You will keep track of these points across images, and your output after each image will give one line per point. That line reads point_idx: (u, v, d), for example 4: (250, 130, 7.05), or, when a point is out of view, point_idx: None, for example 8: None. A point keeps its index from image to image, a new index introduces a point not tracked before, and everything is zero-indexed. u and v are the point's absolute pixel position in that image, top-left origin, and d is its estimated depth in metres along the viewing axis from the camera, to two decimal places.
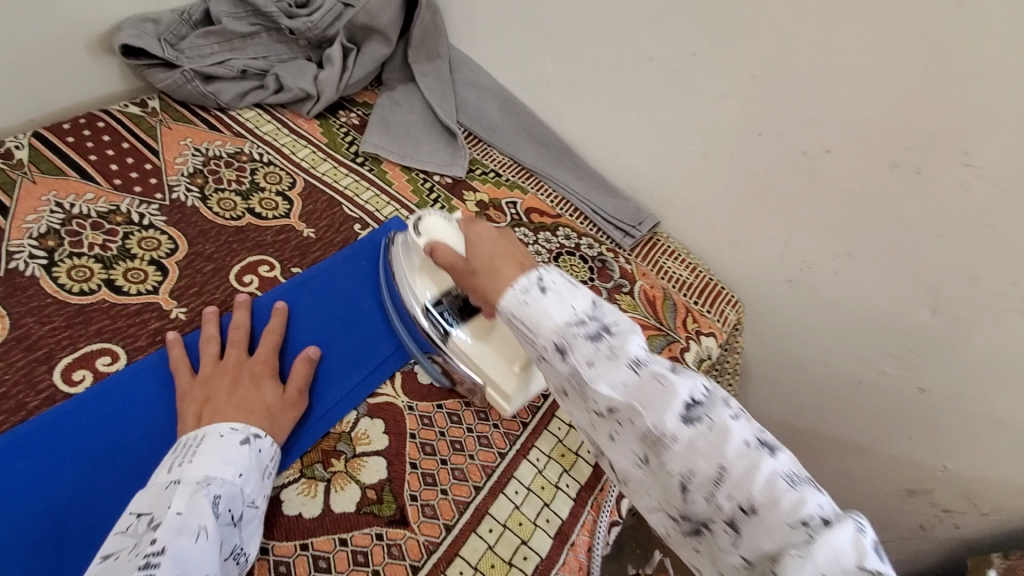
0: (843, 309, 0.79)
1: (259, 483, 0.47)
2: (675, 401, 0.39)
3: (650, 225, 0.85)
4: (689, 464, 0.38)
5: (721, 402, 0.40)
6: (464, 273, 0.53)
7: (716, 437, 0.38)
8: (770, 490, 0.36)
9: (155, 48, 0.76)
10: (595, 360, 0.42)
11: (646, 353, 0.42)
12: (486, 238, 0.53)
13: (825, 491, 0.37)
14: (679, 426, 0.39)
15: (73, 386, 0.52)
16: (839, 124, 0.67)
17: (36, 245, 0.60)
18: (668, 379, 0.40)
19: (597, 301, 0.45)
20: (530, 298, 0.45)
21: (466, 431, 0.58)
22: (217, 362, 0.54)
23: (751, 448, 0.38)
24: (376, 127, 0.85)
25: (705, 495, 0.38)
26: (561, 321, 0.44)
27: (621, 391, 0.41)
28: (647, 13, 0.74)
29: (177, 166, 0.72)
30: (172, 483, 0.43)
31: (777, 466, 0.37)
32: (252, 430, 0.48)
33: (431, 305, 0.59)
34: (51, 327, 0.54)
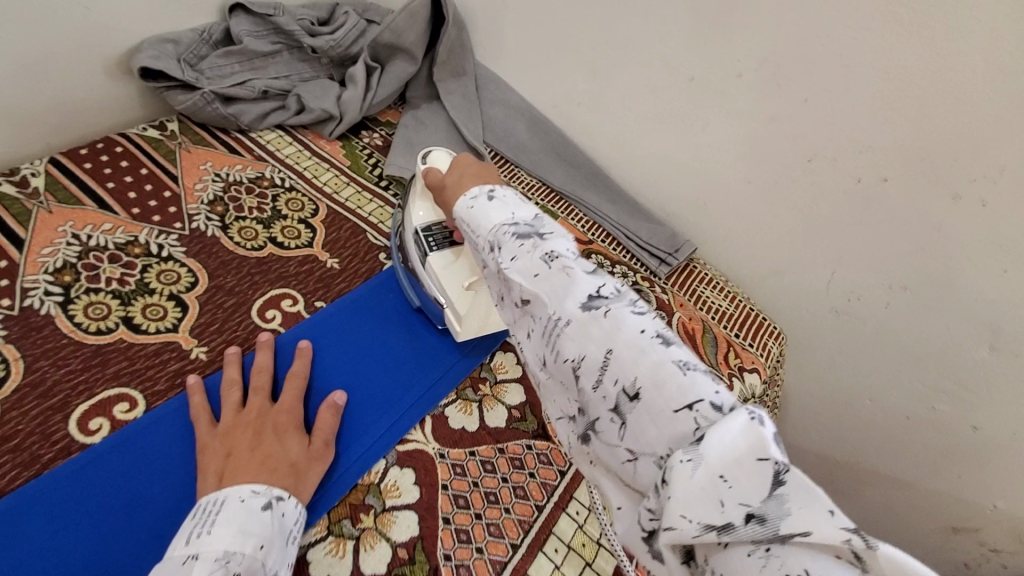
0: (894, 342, 0.74)
1: (282, 551, 0.43)
2: (577, 292, 0.40)
3: (688, 253, 0.81)
4: (582, 349, 0.39)
5: (625, 301, 0.40)
6: (439, 192, 0.57)
7: (611, 323, 0.39)
8: (655, 374, 0.36)
9: (175, 71, 0.73)
10: (517, 254, 0.43)
11: (568, 252, 0.44)
12: (464, 163, 0.56)
13: (722, 383, 0.35)
14: (578, 312, 0.40)
15: (88, 436, 0.49)
16: (898, 150, 0.63)
17: (52, 281, 0.57)
18: (575, 273, 0.41)
19: (539, 213, 0.47)
20: (476, 204, 0.49)
21: (501, 482, 0.54)
22: (238, 413, 0.51)
23: (644, 338, 0.38)
24: (400, 149, 0.81)
25: (596, 382, 0.38)
26: (497, 223, 0.47)
27: (532, 282, 0.42)
28: (688, 32, 0.71)
29: (197, 193, 0.69)
30: (189, 559, 0.39)
31: (669, 355, 0.36)
32: (275, 492, 0.45)
33: (420, 228, 0.61)
34: (67, 371, 0.52)
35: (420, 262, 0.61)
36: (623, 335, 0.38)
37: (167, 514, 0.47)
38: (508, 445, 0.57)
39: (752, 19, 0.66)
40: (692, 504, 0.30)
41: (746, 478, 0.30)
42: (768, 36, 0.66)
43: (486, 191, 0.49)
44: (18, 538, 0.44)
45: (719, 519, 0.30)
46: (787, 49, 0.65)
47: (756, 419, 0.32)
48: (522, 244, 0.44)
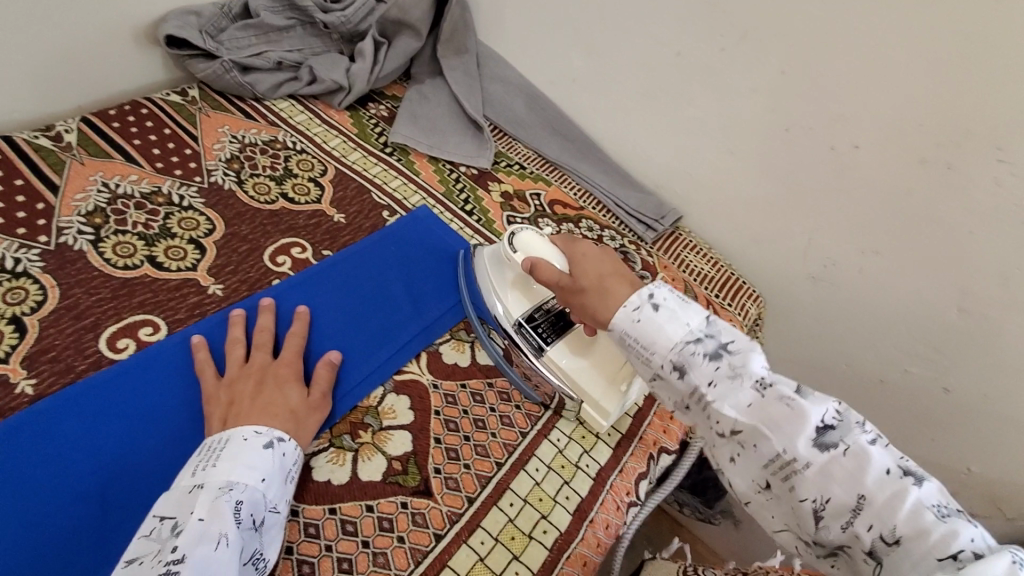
0: (869, 307, 0.79)
1: (281, 488, 0.47)
2: (806, 427, 0.43)
3: (672, 220, 0.86)
4: (824, 489, 0.42)
5: (856, 427, 0.43)
6: (567, 289, 0.56)
7: (854, 463, 0.41)
8: (915, 521, 0.38)
9: (196, 40, 0.79)
10: (717, 380, 0.46)
11: (768, 373, 0.46)
12: (590, 259, 0.57)
13: (976, 523, 0.38)
14: (814, 452, 0.42)
15: (117, 353, 0.54)
16: (868, 118, 0.68)
17: (84, 222, 0.63)
18: (798, 404, 0.43)
19: (711, 318, 0.49)
20: (644, 317, 0.50)
21: (489, 410, 0.59)
22: (242, 366, 0.55)
23: (892, 477, 0.40)
24: (405, 119, 0.87)
25: (842, 522, 0.41)
26: (678, 339, 0.48)
27: (748, 413, 0.45)
28: (679, 10, 0.75)
29: (215, 152, 0.75)
30: (195, 487, 0.44)
31: (922, 496, 0.39)
32: (276, 434, 0.49)
33: (523, 320, 0.60)
34: (98, 298, 0.57)
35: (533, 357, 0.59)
36: (868, 477, 0.40)
37: (188, 421, 0.53)
38: (496, 381, 0.62)
39: None
40: None
41: None
42: (753, 13, 0.70)
43: (651, 300, 0.50)
44: (56, 433, 0.49)
45: None
46: (769, 24, 0.69)
47: (1016, 561, 0.35)
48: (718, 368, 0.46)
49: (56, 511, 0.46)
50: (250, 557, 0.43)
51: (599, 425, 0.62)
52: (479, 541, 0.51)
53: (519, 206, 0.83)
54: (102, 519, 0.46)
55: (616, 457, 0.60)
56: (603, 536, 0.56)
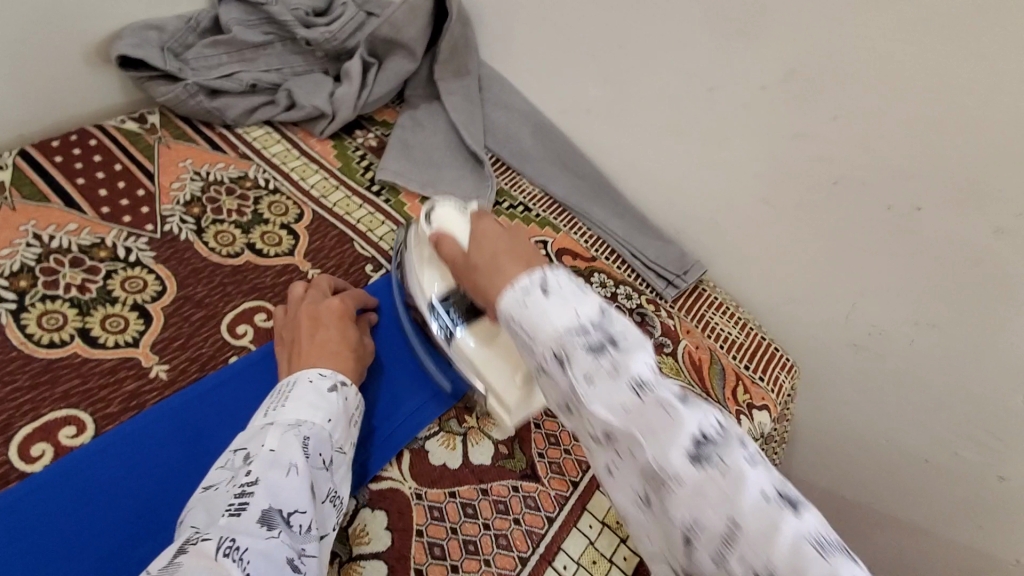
0: (920, 384, 0.68)
1: (344, 431, 0.47)
2: (681, 436, 0.32)
3: (697, 274, 0.76)
4: (693, 513, 0.31)
5: (737, 443, 0.33)
6: (462, 267, 0.48)
7: (732, 487, 0.30)
8: (794, 560, 0.28)
9: (156, 60, 0.69)
10: (595, 377, 0.35)
11: (653, 375, 0.35)
12: (492, 235, 0.47)
13: (860, 563, 0.29)
14: (686, 465, 0.32)
15: (30, 464, 0.45)
16: (935, 177, 0.58)
17: (6, 286, 0.53)
18: (676, 411, 0.33)
19: (605, 304, 0.38)
20: (529, 300, 0.38)
21: (482, 529, 0.49)
22: (298, 301, 0.55)
23: (770, 502, 0.30)
24: (394, 151, 0.77)
25: (713, 558, 0.31)
26: (559, 326, 0.37)
27: (621, 416, 0.34)
28: (711, 40, 0.65)
29: (173, 193, 0.65)
30: (266, 424, 0.42)
31: (804, 530, 0.29)
32: (340, 378, 0.49)
33: (438, 302, 0.54)
34: (13, 389, 0.48)
35: (443, 340, 0.54)
36: (748, 502, 0.30)
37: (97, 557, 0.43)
38: (493, 486, 0.52)
39: (785, 28, 0.60)
40: None
41: None
42: (802, 47, 0.60)
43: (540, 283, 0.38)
44: None
45: None
46: (819, 63, 0.59)
47: None
48: (600, 364, 0.35)
49: None
50: (324, 497, 0.42)
51: (613, 546, 0.52)
52: None
53: None
54: None
55: None
56: None
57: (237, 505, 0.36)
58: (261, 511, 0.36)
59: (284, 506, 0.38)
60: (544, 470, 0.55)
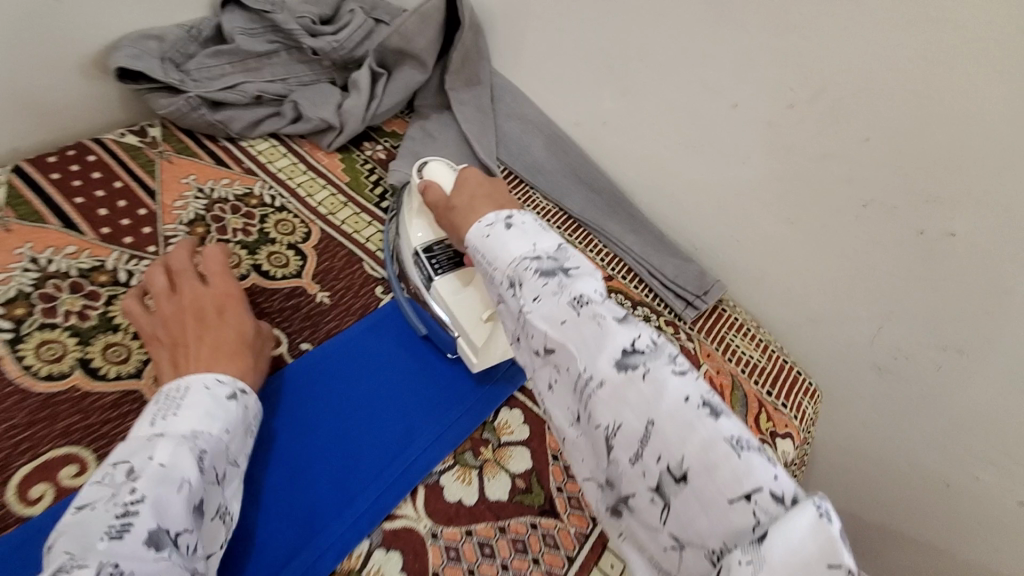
0: (946, 411, 0.66)
1: (242, 440, 0.45)
2: (609, 346, 0.37)
3: (717, 294, 0.73)
4: (617, 415, 0.35)
5: (665, 357, 0.37)
6: (442, 211, 0.54)
7: (651, 388, 0.35)
8: (704, 452, 0.32)
9: (157, 72, 0.66)
10: (540, 295, 0.41)
11: (597, 295, 0.41)
12: (473, 181, 0.54)
13: (776, 462, 0.32)
14: (611, 370, 0.36)
15: (28, 507, 0.43)
16: (972, 203, 0.55)
17: (2, 314, 0.51)
18: (607, 323, 0.38)
19: (562, 244, 0.45)
20: (493, 233, 0.46)
21: (500, 569, 0.47)
22: (171, 299, 0.51)
23: (688, 405, 0.34)
24: (404, 164, 0.74)
25: (630, 453, 0.34)
26: (517, 255, 0.44)
27: (558, 329, 0.39)
28: (734, 55, 0.63)
29: (175, 211, 0.62)
30: (155, 436, 0.40)
31: (721, 431, 0.33)
32: (241, 385, 0.47)
33: (421, 250, 0.58)
34: (10, 426, 0.45)
35: (421, 285, 0.57)
36: (664, 404, 0.34)
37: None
38: (510, 524, 0.50)
39: (813, 44, 0.58)
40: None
41: None
42: (831, 64, 0.57)
43: (504, 219, 0.46)
44: None
45: None
46: (849, 82, 0.57)
47: (817, 508, 0.29)
48: (545, 282, 0.41)
49: None
50: (214, 513, 0.41)
51: None
52: None
53: None
54: None
55: None
56: None
57: (120, 526, 0.35)
58: (147, 533, 0.35)
59: (173, 526, 0.36)
60: (563, 506, 0.53)
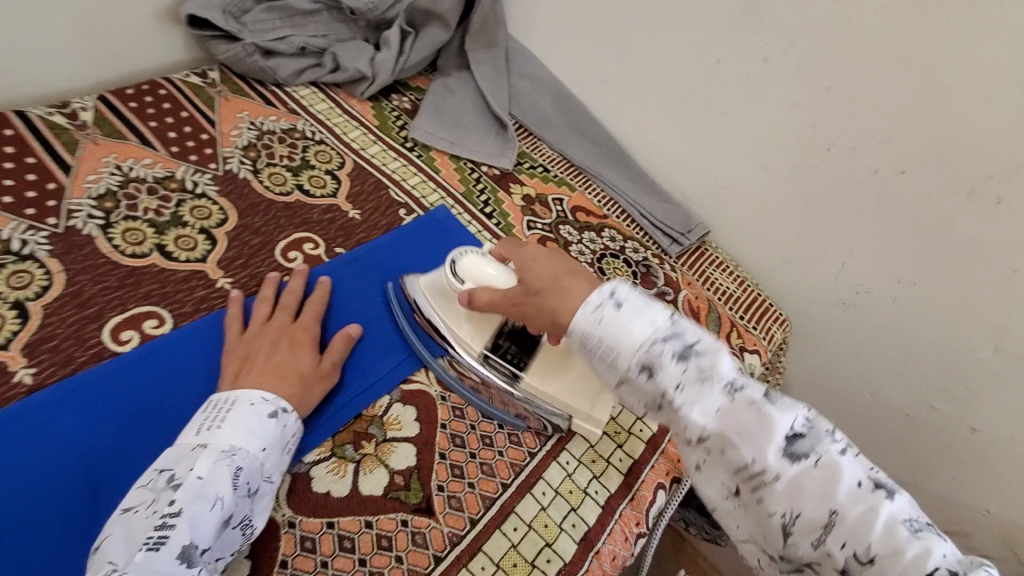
0: (900, 339, 0.74)
1: (278, 459, 0.47)
2: (777, 436, 0.40)
3: (700, 234, 0.83)
4: (796, 505, 0.39)
5: (826, 435, 0.41)
6: (519, 296, 0.52)
7: (828, 475, 0.39)
8: (889, 537, 0.37)
9: (219, 20, 0.77)
10: (686, 384, 0.43)
11: (737, 379, 0.43)
12: (540, 262, 0.52)
13: (944, 537, 0.37)
14: (782, 462, 0.40)
15: (119, 345, 0.53)
16: (918, 142, 0.64)
17: (94, 206, 0.61)
18: (767, 411, 0.41)
19: (678, 318, 0.46)
20: (605, 316, 0.45)
21: (497, 427, 0.57)
22: (264, 323, 0.55)
23: (864, 489, 0.39)
24: (427, 114, 0.84)
25: (813, 540, 0.39)
26: (643, 339, 0.44)
27: (718, 421, 0.42)
28: (721, 16, 0.71)
29: (232, 138, 0.73)
30: (199, 446, 0.43)
31: (896, 509, 0.38)
32: (281, 404, 0.48)
33: (489, 352, 0.57)
34: (103, 286, 0.56)
35: (507, 386, 0.56)
36: (844, 493, 0.38)
37: (176, 412, 0.51)
38: None
39: (787, 3, 0.66)
40: None
41: None
42: (800, 18, 0.66)
43: (613, 299, 0.45)
44: (53, 425, 0.48)
45: None
46: (817, 35, 0.66)
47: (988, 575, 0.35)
48: (690, 374, 0.43)
49: (43, 510, 0.44)
50: (238, 522, 0.43)
51: (611, 450, 0.59)
52: (480, 567, 0.48)
53: (540, 210, 0.80)
54: (92, 519, 0.45)
55: (626, 483, 0.57)
56: (608, 568, 0.53)
57: (157, 538, 0.39)
58: (180, 546, 0.39)
59: (200, 542, 0.40)
60: None
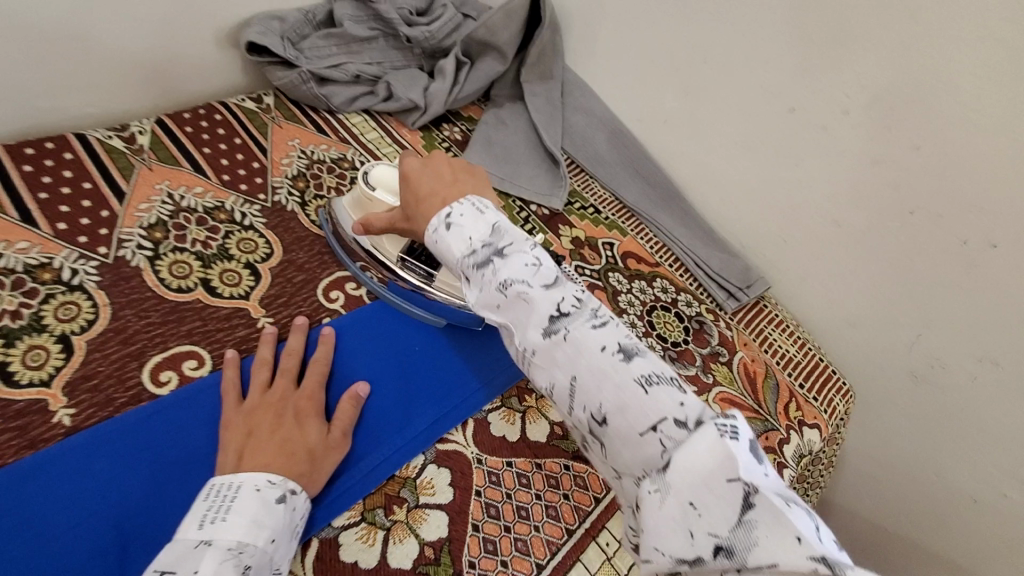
0: (977, 423, 0.67)
1: (287, 546, 0.43)
2: (538, 316, 0.40)
3: (760, 289, 0.78)
4: (550, 376, 0.40)
5: (587, 313, 0.40)
6: (405, 213, 0.53)
7: (572, 348, 0.39)
8: (619, 397, 0.37)
9: (278, 47, 0.76)
10: (478, 283, 0.43)
11: (525, 270, 0.42)
12: (413, 181, 0.51)
13: (680, 391, 0.37)
14: (538, 338, 0.40)
15: (159, 387, 0.52)
16: (1016, 216, 0.57)
17: (145, 236, 0.61)
18: (532, 297, 0.41)
19: (497, 225, 0.45)
20: (438, 236, 0.46)
21: (534, 498, 0.54)
22: (264, 393, 0.52)
23: (607, 356, 0.38)
24: (477, 146, 0.82)
25: (568, 407, 0.40)
26: (458, 252, 0.45)
27: (496, 312, 0.42)
28: (797, 63, 0.67)
29: (282, 167, 0.72)
30: (203, 544, 0.39)
31: (634, 373, 0.38)
32: (290, 486, 0.45)
33: (404, 254, 0.62)
34: (147, 322, 0.55)
35: (425, 284, 0.62)
36: (587, 363, 0.38)
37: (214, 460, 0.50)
38: (546, 462, 0.56)
39: (874, 55, 0.61)
40: (664, 514, 0.33)
41: (712, 501, 0.32)
42: (888, 72, 0.61)
43: (444, 218, 0.46)
44: (88, 472, 0.47)
45: (688, 539, 0.32)
46: (906, 92, 0.61)
47: (724, 433, 0.34)
48: (483, 274, 0.43)
49: (72, 565, 0.43)
50: None
51: None
52: None
53: (589, 254, 0.76)
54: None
55: None
56: None
57: None
58: None
59: None
60: (594, 455, 0.58)
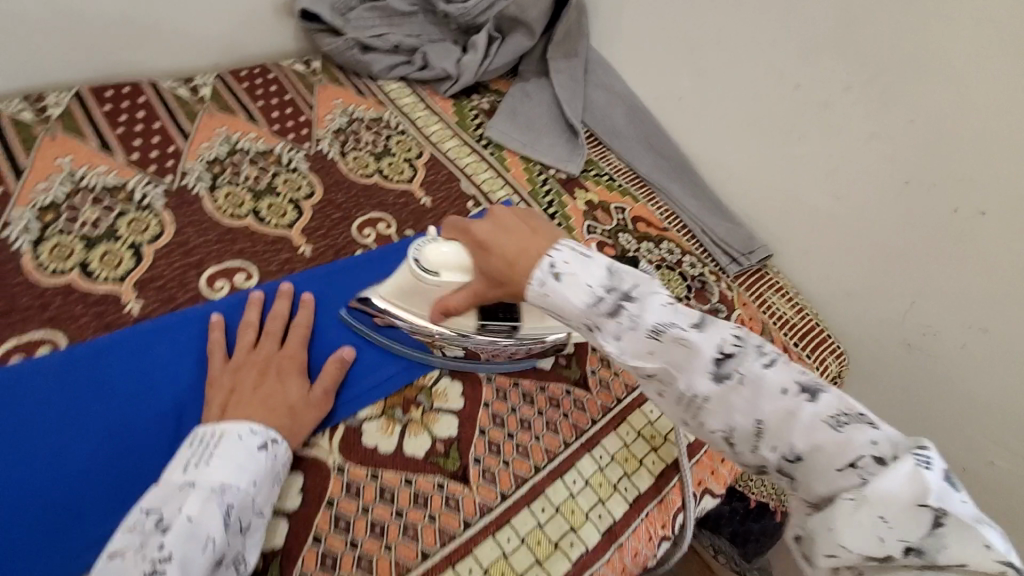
0: (964, 387, 0.70)
1: (269, 490, 0.47)
2: (702, 360, 0.41)
3: (762, 256, 0.83)
4: (727, 421, 0.41)
5: (751, 351, 0.41)
6: (497, 278, 0.49)
7: (750, 391, 0.39)
8: (807, 434, 0.37)
9: (327, 16, 0.85)
10: (619, 333, 0.44)
11: (664, 311, 0.43)
12: (493, 243, 0.49)
13: (874, 423, 0.36)
14: (709, 383, 0.41)
15: (212, 293, 0.60)
16: (1003, 184, 0.61)
17: (205, 169, 0.69)
18: (690, 340, 0.41)
19: (612, 267, 0.45)
20: (548, 290, 0.45)
21: (536, 414, 0.59)
22: (250, 351, 0.55)
23: (788, 395, 0.39)
24: (504, 115, 0.89)
25: (751, 448, 0.40)
26: (580, 303, 0.44)
27: (649, 358, 0.43)
28: (805, 41, 0.72)
29: (326, 122, 0.80)
30: (186, 486, 0.43)
31: (820, 412, 0.38)
32: (271, 434, 0.48)
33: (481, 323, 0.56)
34: (206, 239, 0.63)
35: (507, 339, 0.57)
36: (768, 404, 0.39)
37: None
38: (549, 386, 0.61)
39: (875, 34, 0.66)
40: (852, 535, 0.34)
41: (903, 519, 0.32)
42: (887, 49, 0.66)
43: (551, 269, 0.45)
44: (150, 355, 0.54)
45: (881, 552, 0.32)
46: (903, 67, 0.65)
47: (920, 463, 0.33)
48: (621, 322, 0.43)
49: (138, 424, 0.51)
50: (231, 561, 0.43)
51: (645, 451, 0.60)
52: (506, 537, 0.51)
53: (601, 216, 0.82)
54: (176, 436, 0.51)
55: (656, 487, 0.58)
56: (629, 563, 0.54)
57: None
58: None
59: None
60: (594, 384, 0.63)
